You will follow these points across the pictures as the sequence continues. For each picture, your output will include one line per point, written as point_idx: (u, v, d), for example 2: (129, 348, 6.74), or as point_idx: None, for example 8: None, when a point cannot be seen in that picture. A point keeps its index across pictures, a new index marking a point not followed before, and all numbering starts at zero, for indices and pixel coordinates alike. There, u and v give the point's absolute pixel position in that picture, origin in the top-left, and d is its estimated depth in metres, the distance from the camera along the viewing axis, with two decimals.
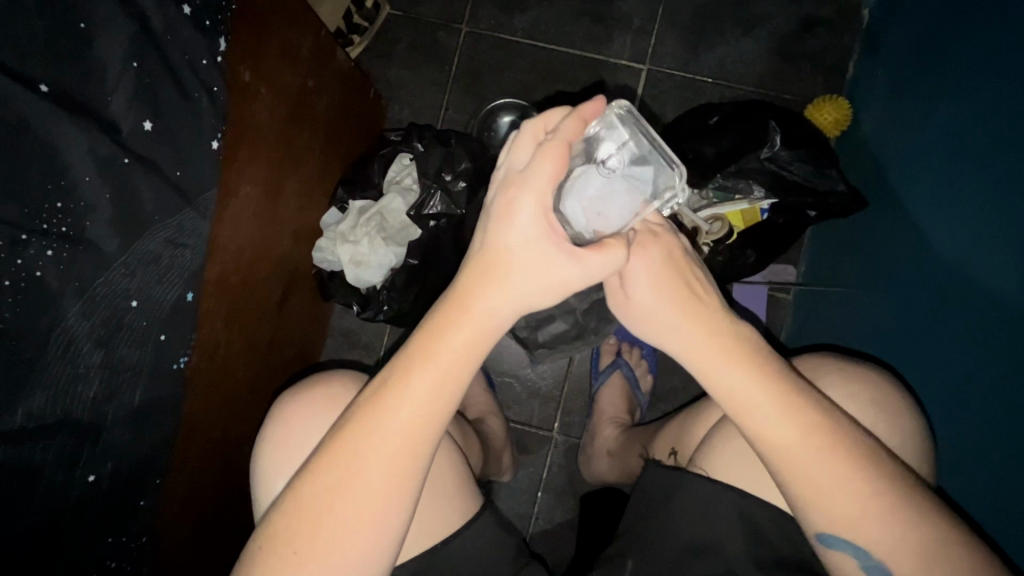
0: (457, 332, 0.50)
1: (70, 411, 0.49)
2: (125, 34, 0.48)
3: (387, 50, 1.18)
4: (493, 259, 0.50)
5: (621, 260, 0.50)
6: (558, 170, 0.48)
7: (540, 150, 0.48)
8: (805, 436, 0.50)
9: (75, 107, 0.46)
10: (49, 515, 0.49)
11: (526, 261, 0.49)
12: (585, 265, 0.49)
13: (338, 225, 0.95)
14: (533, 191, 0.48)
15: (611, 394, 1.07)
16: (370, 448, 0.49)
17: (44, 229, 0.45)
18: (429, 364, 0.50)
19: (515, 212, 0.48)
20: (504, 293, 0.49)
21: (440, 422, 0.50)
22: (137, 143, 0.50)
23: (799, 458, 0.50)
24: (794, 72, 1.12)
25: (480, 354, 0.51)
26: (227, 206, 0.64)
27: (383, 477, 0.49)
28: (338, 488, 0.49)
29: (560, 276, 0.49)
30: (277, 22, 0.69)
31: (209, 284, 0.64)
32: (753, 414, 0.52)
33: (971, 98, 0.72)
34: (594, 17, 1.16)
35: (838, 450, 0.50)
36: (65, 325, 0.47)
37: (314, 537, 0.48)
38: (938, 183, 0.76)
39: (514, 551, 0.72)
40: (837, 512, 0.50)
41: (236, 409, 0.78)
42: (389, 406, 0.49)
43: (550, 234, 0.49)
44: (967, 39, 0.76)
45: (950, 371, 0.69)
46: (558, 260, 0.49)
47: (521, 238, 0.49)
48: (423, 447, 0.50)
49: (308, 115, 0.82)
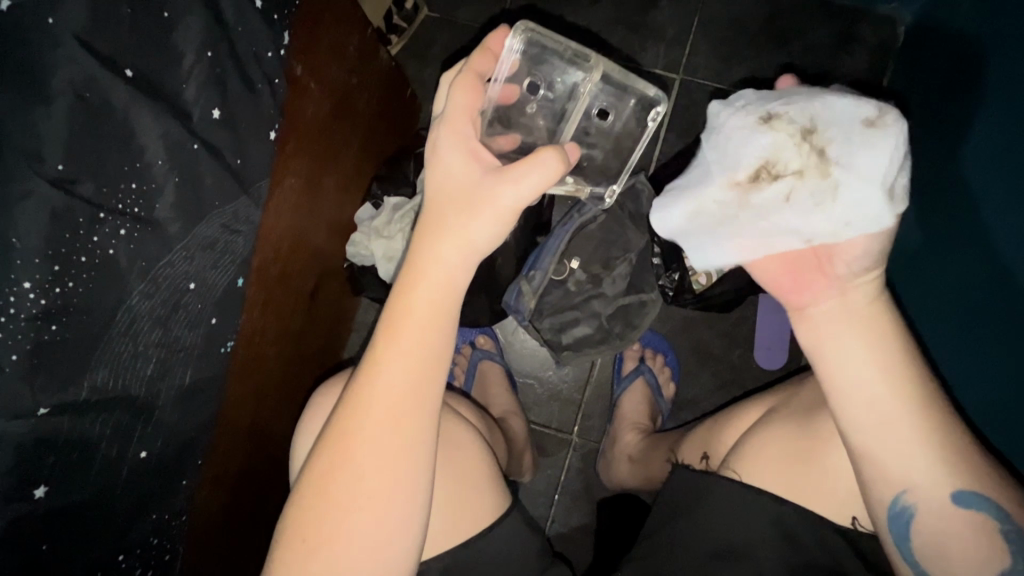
0: (416, 298, 0.51)
1: (128, 387, 0.50)
2: (201, 24, 0.50)
3: (423, 51, 1.20)
4: (435, 210, 0.53)
5: (556, 165, 0.51)
6: (468, 101, 0.54)
7: (452, 92, 0.55)
8: (893, 400, 0.51)
9: (154, 93, 0.47)
10: (103, 487, 0.50)
11: (463, 200, 0.52)
12: (519, 183, 0.50)
13: (373, 220, 0.96)
14: (454, 125, 0.54)
15: (634, 400, 1.07)
16: (352, 427, 0.50)
17: (119, 209, 0.47)
18: (396, 337, 0.51)
19: (448, 164, 0.54)
20: (454, 240, 0.51)
21: (418, 388, 0.51)
22: (205, 129, 0.52)
23: (884, 424, 0.51)
24: (828, 87, 1.13)
25: (441, 314, 0.52)
26: (274, 195, 0.66)
27: (376, 450, 0.50)
28: (333, 471, 0.50)
29: (498, 202, 0.51)
30: (328, 20, 0.71)
31: (254, 270, 0.65)
32: (864, 408, 0.51)
33: (998, 117, 0.74)
34: (630, 26, 1.17)
35: (916, 415, 0.50)
36: (130, 304, 0.49)
37: (324, 522, 0.50)
38: (968, 199, 0.77)
39: (539, 549, 0.72)
40: (914, 474, 0.51)
41: (268, 395, 0.79)
42: (364, 383, 0.51)
43: (475, 168, 0.53)
44: (997, 60, 0.77)
45: (999, 394, 0.69)
46: (495, 191, 0.51)
47: (463, 185, 0.53)
48: (408, 417, 0.51)
49: (350, 111, 0.84)
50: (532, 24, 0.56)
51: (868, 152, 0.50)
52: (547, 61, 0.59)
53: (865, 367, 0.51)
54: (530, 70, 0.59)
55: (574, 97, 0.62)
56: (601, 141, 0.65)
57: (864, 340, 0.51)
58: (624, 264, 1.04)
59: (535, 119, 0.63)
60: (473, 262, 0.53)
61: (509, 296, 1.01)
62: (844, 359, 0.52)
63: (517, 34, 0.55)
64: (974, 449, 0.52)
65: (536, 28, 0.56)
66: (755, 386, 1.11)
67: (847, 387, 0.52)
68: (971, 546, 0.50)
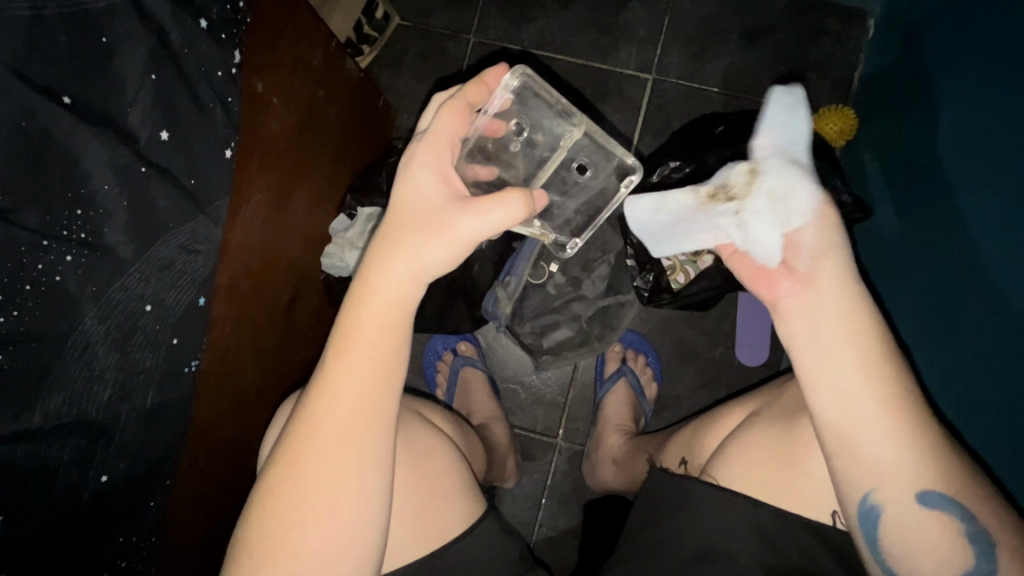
0: (365, 316, 0.51)
1: (84, 412, 0.50)
2: (143, 48, 0.50)
3: (395, 60, 1.20)
4: (394, 230, 0.53)
5: (518, 201, 0.51)
6: (450, 129, 0.55)
7: (437, 116, 0.55)
8: (868, 396, 0.51)
9: (96, 118, 0.48)
10: (63, 513, 0.50)
11: (424, 224, 0.52)
12: (479, 215, 0.50)
13: (346, 232, 0.96)
14: (431, 148, 0.54)
15: (616, 402, 1.07)
16: (301, 441, 0.51)
17: (64, 235, 0.47)
18: (345, 352, 0.51)
19: (415, 188, 0.53)
20: (408, 261, 0.51)
21: (366, 403, 0.51)
22: (154, 152, 0.52)
23: (859, 416, 0.51)
24: (800, 82, 1.13)
25: (392, 332, 0.52)
26: (239, 212, 0.66)
27: (323, 465, 0.50)
28: (279, 487, 0.51)
29: (456, 229, 0.51)
30: (288, 35, 0.71)
31: (220, 289, 0.65)
32: (838, 400, 0.52)
33: (973, 109, 0.74)
34: (600, 28, 1.17)
35: (892, 415, 0.50)
36: (82, 329, 0.49)
37: (268, 539, 0.50)
38: (945, 192, 0.77)
39: (517, 557, 0.72)
40: (890, 474, 0.50)
41: (243, 412, 0.79)
42: (313, 399, 0.51)
43: (443, 192, 0.53)
44: (968, 51, 0.77)
45: (970, 386, 0.69)
46: (455, 219, 0.51)
47: (425, 209, 0.53)
48: (355, 432, 0.51)
49: (319, 124, 0.84)
50: (530, 71, 0.57)
51: (808, 191, 0.57)
52: (536, 106, 0.61)
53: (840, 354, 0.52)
54: (519, 109, 0.61)
55: (552, 143, 0.64)
56: (575, 190, 0.70)
57: (838, 335, 0.52)
58: (602, 266, 1.06)
59: (516, 157, 0.65)
60: (426, 284, 0.53)
61: (485, 303, 1.03)
62: (820, 352, 0.53)
63: (515, 74, 0.57)
64: (952, 447, 0.51)
65: (534, 75, 0.58)
66: (737, 383, 1.10)
67: (815, 375, 0.53)
68: (942, 551, 0.48)
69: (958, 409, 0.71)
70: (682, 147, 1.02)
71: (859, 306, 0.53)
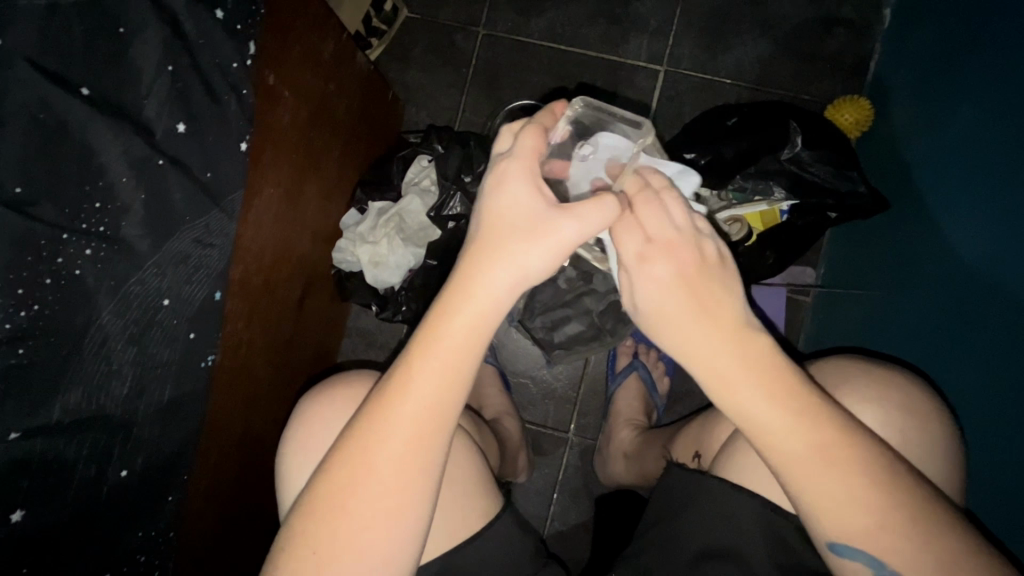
0: (456, 314, 0.49)
1: (104, 407, 0.50)
2: (159, 39, 0.49)
3: (404, 53, 1.19)
4: (488, 237, 0.50)
5: (616, 210, 0.49)
6: (539, 139, 0.51)
7: (522, 131, 0.51)
8: (793, 442, 0.48)
9: (112, 110, 0.47)
10: (83, 508, 0.50)
11: (523, 229, 0.49)
12: (581, 221, 0.49)
13: (357, 226, 0.95)
14: (523, 160, 0.50)
15: (628, 396, 1.06)
16: (378, 444, 0.48)
17: (83, 229, 0.46)
18: (431, 356, 0.49)
19: (509, 190, 0.50)
20: (507, 264, 0.49)
21: (448, 411, 0.49)
22: (170, 145, 0.51)
23: (812, 493, 0.48)
24: (814, 72, 1.11)
25: (482, 340, 0.50)
26: (252, 206, 0.66)
27: (400, 468, 0.48)
28: (351, 484, 0.48)
29: (558, 238, 0.49)
30: (299, 27, 0.70)
31: (234, 282, 0.65)
32: (795, 481, 0.49)
33: (995, 101, 0.73)
34: (611, 19, 1.16)
35: (821, 454, 0.48)
36: (100, 323, 0.48)
37: (333, 536, 0.48)
38: (968, 183, 0.75)
39: (532, 552, 0.72)
40: (845, 517, 0.48)
41: (257, 407, 0.78)
42: (393, 399, 0.49)
43: (538, 199, 0.50)
44: (994, 38, 0.76)
45: (976, 380, 0.68)
46: (556, 227, 0.49)
47: (521, 212, 0.49)
48: (432, 440, 0.49)
49: (329, 118, 0.83)
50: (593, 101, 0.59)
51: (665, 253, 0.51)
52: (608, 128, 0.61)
53: (757, 437, 0.49)
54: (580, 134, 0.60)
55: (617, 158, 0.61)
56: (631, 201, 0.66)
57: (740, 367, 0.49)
58: None
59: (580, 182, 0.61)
60: (520, 292, 0.50)
61: None
62: (735, 398, 0.49)
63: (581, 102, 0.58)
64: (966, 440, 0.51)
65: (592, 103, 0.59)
66: None
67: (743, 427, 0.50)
68: None
69: (964, 401, 0.71)
70: (693, 138, 1.01)
71: (744, 334, 0.50)
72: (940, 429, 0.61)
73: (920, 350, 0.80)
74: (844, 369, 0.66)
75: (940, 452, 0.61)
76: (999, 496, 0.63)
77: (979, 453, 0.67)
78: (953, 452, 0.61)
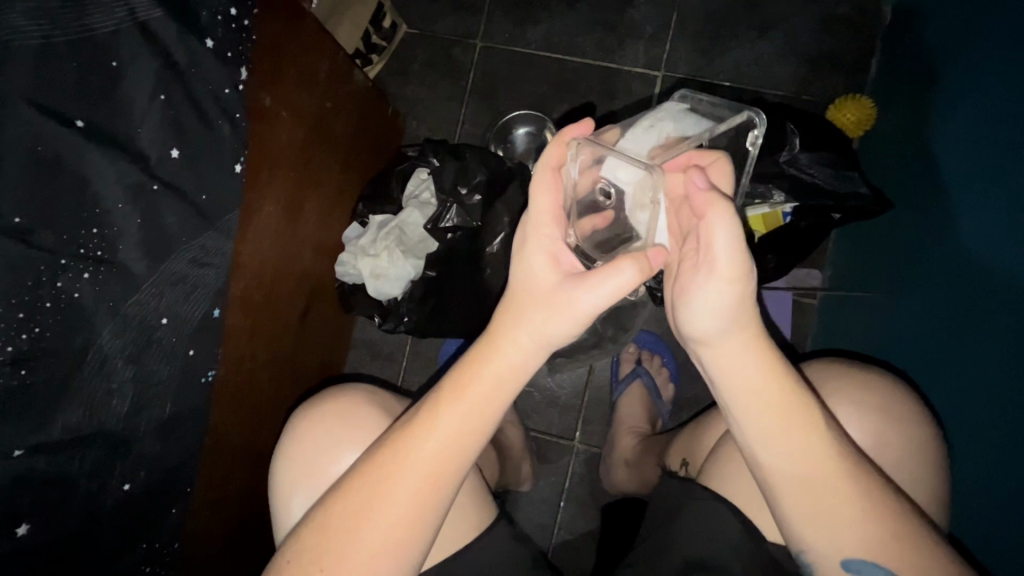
0: (484, 375, 0.50)
1: (105, 423, 0.52)
2: (151, 70, 0.52)
3: (404, 67, 1.22)
4: (519, 297, 0.51)
5: (636, 280, 0.47)
6: (553, 201, 0.51)
7: (535, 186, 0.51)
8: (827, 468, 0.49)
9: (107, 140, 0.49)
10: (85, 521, 0.52)
11: (541, 300, 0.49)
12: (595, 290, 0.48)
13: (359, 240, 0.97)
14: (539, 223, 0.51)
15: (631, 403, 1.06)
16: (398, 474, 0.49)
17: (81, 254, 0.49)
18: (460, 401, 0.49)
19: (528, 259, 0.51)
20: (529, 332, 0.49)
21: (467, 457, 0.50)
22: (164, 170, 0.54)
23: (831, 518, 0.49)
24: (814, 72, 1.10)
25: (507, 398, 0.50)
26: (250, 224, 0.68)
27: (416, 500, 0.49)
28: (364, 510, 0.49)
29: (572, 308, 0.48)
30: (293, 49, 0.72)
31: (234, 299, 0.67)
32: (820, 511, 0.49)
33: (999, 96, 0.71)
34: (607, 27, 1.16)
35: (843, 475, 0.49)
36: (100, 343, 0.51)
37: (342, 557, 0.48)
38: (975, 177, 0.73)
39: (528, 563, 0.71)
40: (834, 525, 0.49)
41: (261, 419, 0.80)
42: (415, 438, 0.49)
43: (554, 267, 0.50)
44: (1001, 31, 0.74)
45: (979, 383, 0.67)
46: (570, 296, 0.48)
47: (544, 288, 0.50)
48: (450, 480, 0.50)
49: (327, 136, 0.85)
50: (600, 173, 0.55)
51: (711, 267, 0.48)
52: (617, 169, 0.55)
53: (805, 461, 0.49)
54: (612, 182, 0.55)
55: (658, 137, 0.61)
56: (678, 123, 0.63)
57: (756, 358, 0.49)
58: None
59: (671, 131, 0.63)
60: (543, 355, 0.51)
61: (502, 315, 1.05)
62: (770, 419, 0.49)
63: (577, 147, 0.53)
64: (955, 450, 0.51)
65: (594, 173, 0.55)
66: None
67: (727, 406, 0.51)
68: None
69: (964, 404, 0.69)
70: None
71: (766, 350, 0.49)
72: (928, 432, 0.61)
73: (925, 353, 0.78)
74: (821, 374, 0.65)
75: (928, 456, 0.60)
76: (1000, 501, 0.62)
77: (978, 460, 0.65)
78: (936, 454, 0.60)
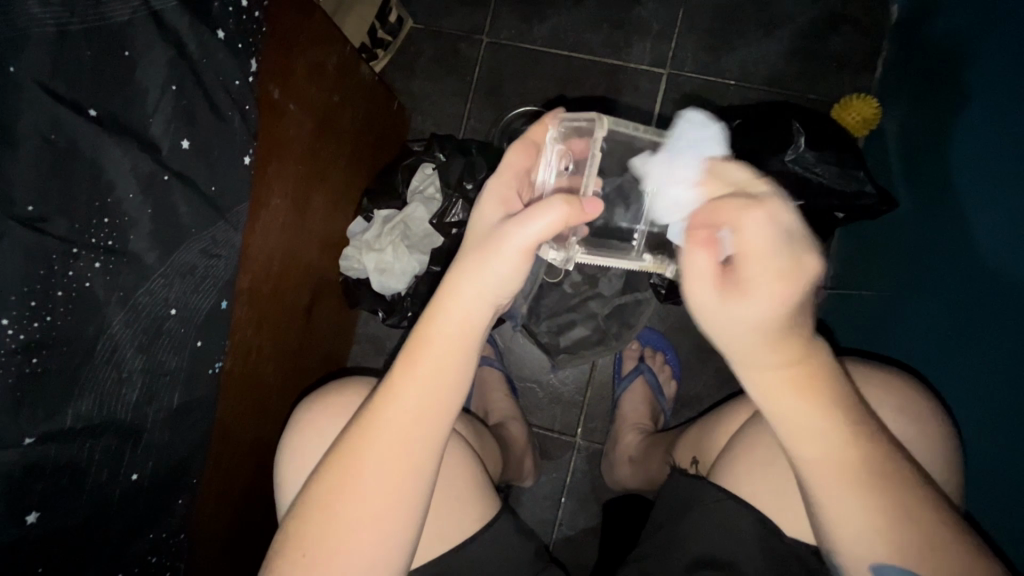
0: (432, 330, 0.50)
1: (114, 412, 0.52)
2: (164, 59, 0.52)
3: (409, 62, 1.21)
4: (466, 252, 0.51)
5: (564, 211, 0.46)
6: (520, 160, 0.55)
7: (511, 148, 0.55)
8: (852, 460, 0.46)
9: (119, 129, 0.49)
10: (94, 509, 0.52)
11: (481, 246, 0.49)
12: (524, 225, 0.46)
13: (364, 234, 0.97)
14: (501, 178, 0.54)
15: (635, 400, 1.06)
16: (363, 442, 0.49)
17: (92, 243, 0.49)
18: (414, 359, 0.50)
19: (483, 209, 0.53)
20: (472, 284, 0.49)
21: (429, 415, 0.50)
22: (175, 160, 0.54)
23: (859, 513, 0.46)
24: (820, 71, 1.10)
25: (462, 351, 0.50)
26: (258, 216, 0.68)
27: (383, 466, 0.49)
28: (338, 488, 0.49)
29: (505, 246, 0.47)
30: (302, 41, 0.72)
31: (242, 290, 0.67)
32: (851, 507, 0.46)
33: (1007, 97, 0.71)
34: (614, 23, 1.16)
35: (868, 466, 0.46)
36: (110, 332, 0.51)
37: (320, 535, 0.49)
38: (981, 178, 0.73)
39: (532, 556, 0.72)
40: (862, 520, 0.46)
41: (266, 411, 0.81)
42: (377, 403, 0.50)
43: (504, 216, 0.51)
44: (1009, 31, 0.74)
45: (983, 382, 0.67)
46: (504, 235, 0.47)
47: (489, 233, 0.50)
48: (415, 442, 0.50)
49: (334, 129, 0.85)
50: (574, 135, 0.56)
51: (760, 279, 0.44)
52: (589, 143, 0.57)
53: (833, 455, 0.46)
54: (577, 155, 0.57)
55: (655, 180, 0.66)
56: None
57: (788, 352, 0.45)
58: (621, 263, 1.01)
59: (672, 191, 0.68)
60: (492, 304, 0.50)
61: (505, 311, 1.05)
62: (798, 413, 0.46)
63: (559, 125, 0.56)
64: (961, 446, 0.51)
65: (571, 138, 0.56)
66: None
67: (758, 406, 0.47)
68: None
69: (968, 402, 0.69)
70: None
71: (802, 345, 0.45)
72: (936, 429, 0.61)
73: (929, 352, 0.78)
74: None
75: (937, 454, 0.60)
76: (1004, 498, 0.62)
77: (981, 457, 0.65)
78: (946, 451, 0.60)
